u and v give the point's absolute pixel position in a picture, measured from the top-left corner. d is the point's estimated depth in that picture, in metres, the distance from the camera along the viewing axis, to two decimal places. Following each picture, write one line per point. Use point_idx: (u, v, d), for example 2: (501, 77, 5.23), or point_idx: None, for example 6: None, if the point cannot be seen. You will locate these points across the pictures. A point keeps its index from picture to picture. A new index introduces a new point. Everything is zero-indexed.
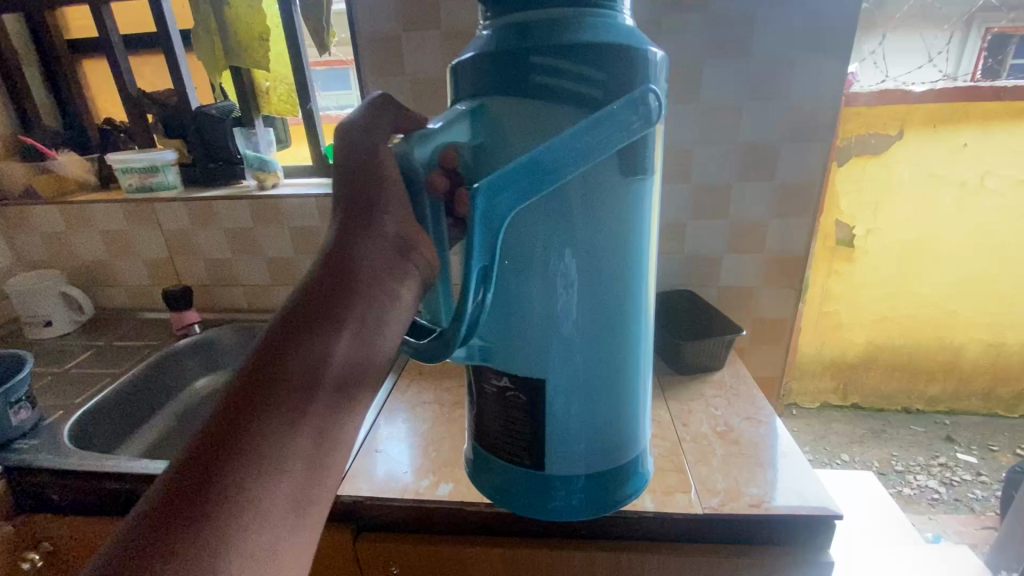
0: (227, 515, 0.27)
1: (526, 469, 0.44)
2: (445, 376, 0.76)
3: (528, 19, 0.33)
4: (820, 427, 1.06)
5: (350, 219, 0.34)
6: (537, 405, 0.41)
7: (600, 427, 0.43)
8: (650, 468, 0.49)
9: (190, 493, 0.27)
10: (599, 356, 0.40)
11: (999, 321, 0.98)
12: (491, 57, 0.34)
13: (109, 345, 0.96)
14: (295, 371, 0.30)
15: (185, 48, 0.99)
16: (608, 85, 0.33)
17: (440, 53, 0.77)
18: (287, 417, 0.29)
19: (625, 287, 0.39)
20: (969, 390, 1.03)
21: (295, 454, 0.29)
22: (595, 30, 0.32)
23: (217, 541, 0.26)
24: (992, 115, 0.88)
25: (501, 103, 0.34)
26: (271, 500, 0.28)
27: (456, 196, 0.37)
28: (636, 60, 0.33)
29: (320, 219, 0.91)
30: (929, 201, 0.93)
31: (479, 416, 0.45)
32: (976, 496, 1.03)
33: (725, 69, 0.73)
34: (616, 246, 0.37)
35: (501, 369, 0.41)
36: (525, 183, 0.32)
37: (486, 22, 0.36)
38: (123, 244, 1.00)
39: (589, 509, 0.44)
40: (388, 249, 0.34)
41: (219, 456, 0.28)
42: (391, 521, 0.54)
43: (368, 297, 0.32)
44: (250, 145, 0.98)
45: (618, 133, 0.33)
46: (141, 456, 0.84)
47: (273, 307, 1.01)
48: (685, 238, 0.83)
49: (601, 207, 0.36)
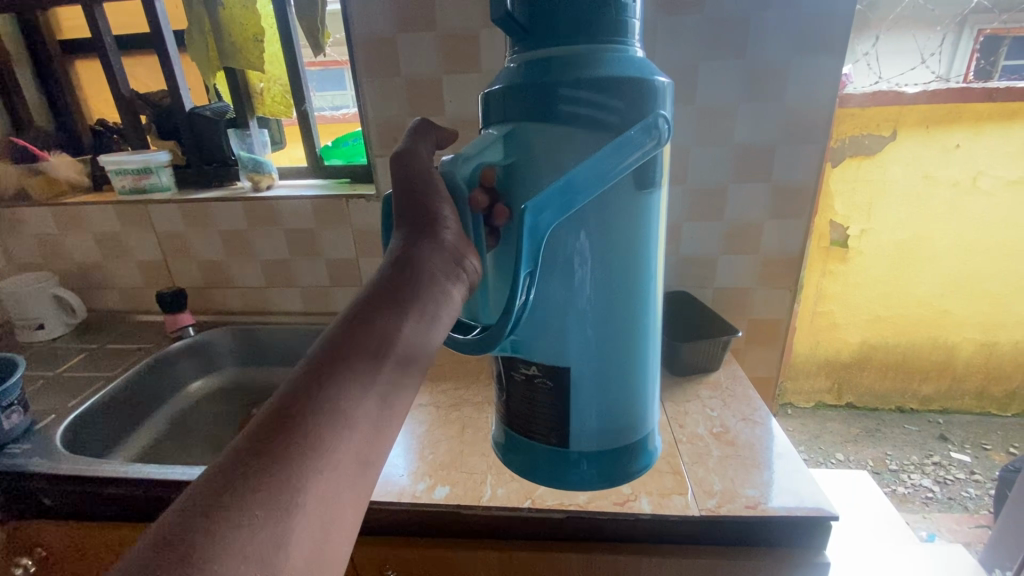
0: (298, 481, 0.22)
1: (550, 446, 0.45)
2: (441, 378, 0.76)
3: (550, 53, 0.35)
4: (815, 427, 1.05)
5: (415, 216, 0.33)
6: (564, 392, 0.43)
7: (615, 416, 0.45)
8: (660, 444, 0.51)
9: (258, 455, 0.22)
10: (616, 352, 0.43)
11: (990, 322, 1.02)
12: (517, 88, 0.36)
13: (102, 348, 0.95)
14: (371, 344, 0.27)
15: (179, 49, 0.99)
16: (625, 113, 0.35)
17: (435, 53, 0.77)
18: (365, 384, 0.26)
19: (638, 293, 0.41)
20: (962, 390, 1.06)
21: (353, 444, 0.24)
22: (610, 63, 0.34)
23: (283, 513, 0.22)
24: (984, 116, 0.90)
25: (530, 128, 0.36)
26: (341, 473, 0.24)
27: (496, 210, 0.39)
28: (649, 89, 0.35)
29: (315, 220, 0.91)
30: (923, 201, 0.95)
31: (507, 402, 0.47)
32: (970, 494, 1.01)
33: (721, 71, 0.73)
34: (632, 255, 0.39)
35: (528, 363, 0.43)
36: (559, 203, 0.34)
37: (511, 58, 0.38)
38: (116, 246, 0.99)
39: (607, 479, 0.46)
40: (449, 250, 0.32)
41: (290, 417, 0.23)
42: (387, 526, 0.53)
43: (435, 280, 0.30)
44: (244, 145, 0.96)
45: (635, 156, 0.35)
46: (134, 460, 0.83)
47: (268, 309, 1.00)
48: (681, 239, 0.84)
49: (620, 219, 0.38)
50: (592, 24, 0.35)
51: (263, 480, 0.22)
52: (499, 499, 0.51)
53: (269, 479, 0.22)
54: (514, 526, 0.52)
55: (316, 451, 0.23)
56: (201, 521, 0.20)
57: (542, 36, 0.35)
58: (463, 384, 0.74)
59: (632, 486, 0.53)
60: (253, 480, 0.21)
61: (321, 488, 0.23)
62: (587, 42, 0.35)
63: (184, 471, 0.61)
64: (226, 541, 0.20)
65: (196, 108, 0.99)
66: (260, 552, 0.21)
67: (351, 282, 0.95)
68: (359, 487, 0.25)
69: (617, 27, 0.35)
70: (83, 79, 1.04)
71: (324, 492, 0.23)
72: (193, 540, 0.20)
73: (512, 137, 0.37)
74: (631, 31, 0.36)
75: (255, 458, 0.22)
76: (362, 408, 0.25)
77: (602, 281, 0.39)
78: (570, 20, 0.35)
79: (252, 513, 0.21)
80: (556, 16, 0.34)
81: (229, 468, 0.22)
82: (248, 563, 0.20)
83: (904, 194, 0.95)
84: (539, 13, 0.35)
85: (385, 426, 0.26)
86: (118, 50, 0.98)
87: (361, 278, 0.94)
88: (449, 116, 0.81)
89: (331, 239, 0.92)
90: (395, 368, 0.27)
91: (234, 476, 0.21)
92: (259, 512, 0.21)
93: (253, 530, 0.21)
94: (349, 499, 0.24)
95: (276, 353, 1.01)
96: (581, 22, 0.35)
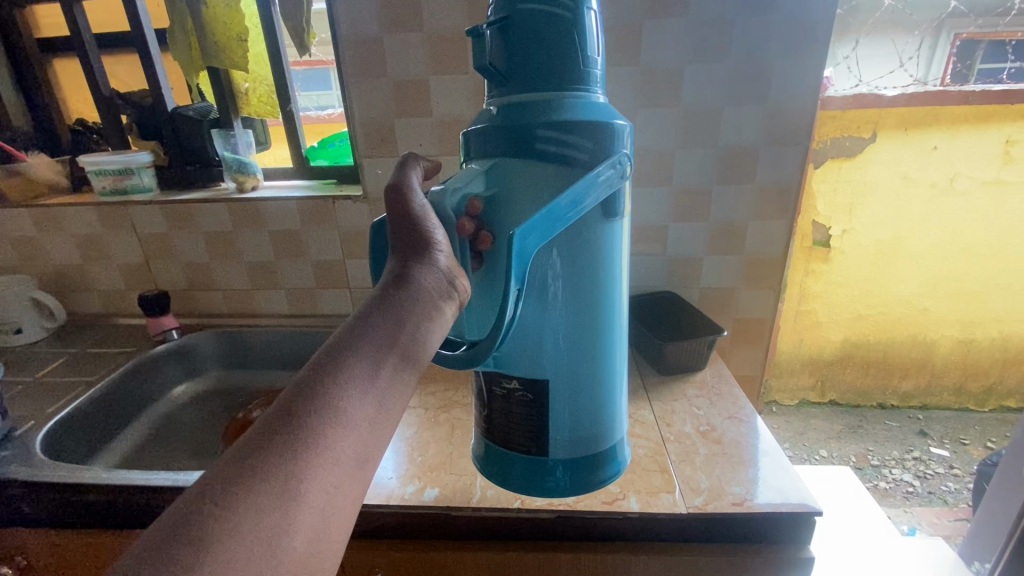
0: (301, 465, 0.26)
1: (532, 455, 0.49)
2: (430, 380, 0.76)
3: (526, 99, 0.41)
4: (800, 425, 1.07)
5: (408, 239, 0.36)
6: (542, 402, 0.47)
7: (587, 423, 0.49)
8: (626, 456, 0.53)
9: (269, 441, 0.26)
10: (589, 360, 0.47)
11: (968, 318, 1.04)
12: (497, 128, 0.41)
13: (83, 352, 0.93)
14: (368, 351, 0.30)
15: (160, 48, 0.97)
16: (594, 150, 0.40)
17: (421, 54, 0.77)
18: (363, 386, 0.29)
19: (606, 310, 0.46)
20: (942, 386, 1.08)
21: (352, 441, 0.28)
22: (576, 109, 0.40)
23: (289, 489, 0.25)
24: (959, 120, 0.93)
25: (511, 163, 0.41)
26: (338, 460, 0.27)
27: (480, 237, 0.41)
28: (612, 131, 0.41)
29: (302, 221, 0.90)
30: (902, 201, 0.97)
31: (489, 415, 0.50)
32: (949, 489, 1.06)
33: (707, 73, 0.74)
34: (598, 277, 0.44)
35: (510, 373, 0.47)
36: (542, 228, 0.38)
37: (491, 101, 0.43)
38: (97, 248, 0.97)
39: (579, 489, 0.49)
40: (442, 271, 0.35)
41: (297, 410, 0.27)
42: (375, 528, 0.53)
43: (424, 297, 0.33)
44: (228, 146, 0.95)
45: (601, 187, 0.41)
46: (116, 466, 0.81)
47: (254, 312, 0.99)
48: (668, 240, 0.84)
49: (588, 244, 0.43)
50: (561, 71, 0.40)
51: (272, 461, 0.25)
52: (489, 499, 0.51)
53: (276, 461, 0.25)
54: (503, 527, 0.52)
55: (317, 441, 0.26)
56: (221, 492, 0.24)
57: (519, 82, 0.41)
58: (452, 385, 0.74)
59: (619, 485, 0.53)
60: (264, 462, 0.25)
61: (321, 472, 0.26)
62: (557, 88, 0.40)
63: (170, 476, 0.60)
64: (243, 509, 0.24)
65: (178, 107, 0.97)
66: (268, 520, 0.24)
67: (338, 284, 0.94)
68: (353, 476, 0.28)
69: (583, 75, 0.41)
70: (62, 78, 1.02)
71: (325, 475, 0.26)
72: (216, 506, 0.23)
73: (494, 171, 0.41)
74: (595, 77, 0.42)
75: (266, 442, 0.26)
76: (360, 407, 0.29)
77: (574, 300, 0.44)
78: (541, 72, 0.40)
79: (262, 488, 0.25)
80: (530, 68, 0.40)
81: (244, 451, 0.26)
82: (260, 529, 0.24)
83: (883, 195, 0.97)
84: (516, 64, 0.41)
85: (381, 423, 0.29)
86: (98, 49, 0.97)
87: (348, 279, 0.94)
88: (437, 117, 0.81)
89: (318, 240, 0.91)
90: (391, 372, 0.30)
91: (249, 457, 0.25)
92: (265, 489, 0.25)
93: (265, 501, 0.24)
94: (345, 483, 0.27)
95: (263, 356, 1.00)
96: (551, 71, 0.40)
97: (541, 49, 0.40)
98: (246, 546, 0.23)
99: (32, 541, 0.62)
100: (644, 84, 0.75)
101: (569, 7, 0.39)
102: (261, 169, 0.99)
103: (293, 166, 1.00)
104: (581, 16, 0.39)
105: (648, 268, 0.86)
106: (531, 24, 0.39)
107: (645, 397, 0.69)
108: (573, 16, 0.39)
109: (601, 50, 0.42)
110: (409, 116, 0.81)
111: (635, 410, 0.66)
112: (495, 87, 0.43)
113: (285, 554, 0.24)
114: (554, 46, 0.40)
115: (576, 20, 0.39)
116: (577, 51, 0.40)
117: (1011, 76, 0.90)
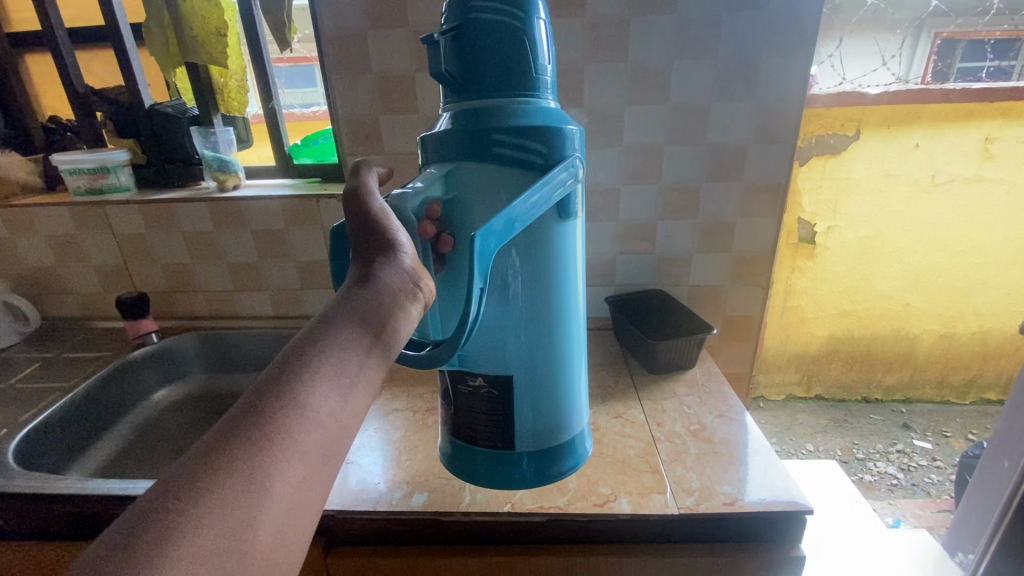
0: (267, 459, 0.25)
1: (498, 450, 0.50)
2: (417, 381, 0.75)
3: (481, 105, 0.41)
4: (787, 419, 1.06)
5: (371, 240, 0.35)
6: (508, 397, 0.48)
7: (549, 416, 0.50)
8: (586, 449, 0.55)
9: (236, 436, 0.25)
10: (548, 354, 0.48)
11: (949, 313, 1.06)
12: (454, 133, 0.41)
13: (57, 357, 0.91)
14: (334, 349, 0.30)
15: (137, 43, 0.95)
16: (548, 154, 0.41)
17: (405, 49, 0.76)
18: (328, 383, 0.28)
19: (563, 307, 0.47)
20: (924, 379, 1.09)
21: (317, 437, 0.27)
22: (528, 115, 0.41)
23: (254, 484, 0.25)
24: (939, 118, 0.95)
25: (469, 166, 0.42)
26: (305, 454, 0.27)
27: (441, 239, 0.42)
28: (563, 136, 0.42)
29: (285, 220, 0.88)
30: (885, 199, 0.99)
31: (455, 413, 0.51)
32: (932, 481, 1.04)
33: (693, 69, 0.74)
34: (554, 275, 0.46)
35: (476, 371, 0.48)
36: (502, 229, 0.38)
37: (447, 107, 0.44)
38: (71, 249, 0.94)
39: (544, 480, 0.51)
40: (408, 273, 0.35)
41: (262, 406, 0.26)
42: (363, 533, 0.52)
43: (391, 296, 0.33)
44: (208, 144, 0.93)
45: (557, 190, 0.41)
46: (93, 476, 0.79)
47: (235, 313, 0.97)
48: (655, 238, 0.84)
49: (545, 244, 0.44)
50: (513, 79, 0.41)
51: (238, 456, 0.25)
52: (479, 503, 0.51)
53: (242, 457, 0.25)
54: (491, 530, 0.51)
55: (283, 435, 0.26)
56: (183, 489, 0.23)
57: (474, 89, 0.42)
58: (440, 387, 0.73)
59: (610, 485, 0.52)
60: (230, 457, 0.25)
61: (288, 464, 0.26)
62: (510, 95, 0.41)
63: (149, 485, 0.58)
64: (209, 503, 0.23)
65: (156, 104, 0.95)
66: (234, 513, 0.24)
67: (322, 283, 0.92)
68: (318, 471, 0.27)
69: (534, 82, 0.42)
70: (35, 74, 0.99)
71: (290, 468, 0.26)
72: (181, 500, 0.23)
73: (452, 175, 0.42)
74: (546, 84, 0.43)
75: (231, 436, 0.25)
76: (327, 402, 0.28)
77: (534, 298, 0.45)
78: (495, 79, 0.41)
79: (229, 482, 0.24)
80: (484, 75, 0.41)
81: (207, 447, 0.25)
82: (226, 523, 0.23)
83: (867, 192, 0.98)
84: (470, 72, 0.41)
85: (347, 416, 0.29)
86: (72, 45, 0.94)
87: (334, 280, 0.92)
88: (422, 114, 0.79)
89: (300, 239, 0.90)
90: (358, 368, 0.30)
91: (214, 454, 0.24)
92: (230, 485, 0.24)
93: (230, 495, 0.24)
94: (312, 476, 0.27)
95: (246, 357, 0.97)
96: (504, 80, 0.41)
97: (495, 59, 0.40)
98: (212, 538, 0.23)
99: (5, 554, 0.60)
100: (631, 80, 0.75)
101: (519, 16, 0.40)
102: (242, 168, 0.97)
103: (276, 165, 0.98)
104: (531, 24, 0.40)
105: (635, 266, 0.86)
106: (485, 32, 0.40)
107: (635, 397, 0.68)
108: (525, 25, 0.40)
109: (552, 59, 0.43)
110: (393, 113, 0.80)
111: (626, 409, 0.66)
112: (451, 95, 0.44)
113: (251, 546, 0.24)
114: (507, 56, 0.40)
115: (527, 29, 0.40)
116: (528, 58, 0.41)
117: (990, 74, 0.94)
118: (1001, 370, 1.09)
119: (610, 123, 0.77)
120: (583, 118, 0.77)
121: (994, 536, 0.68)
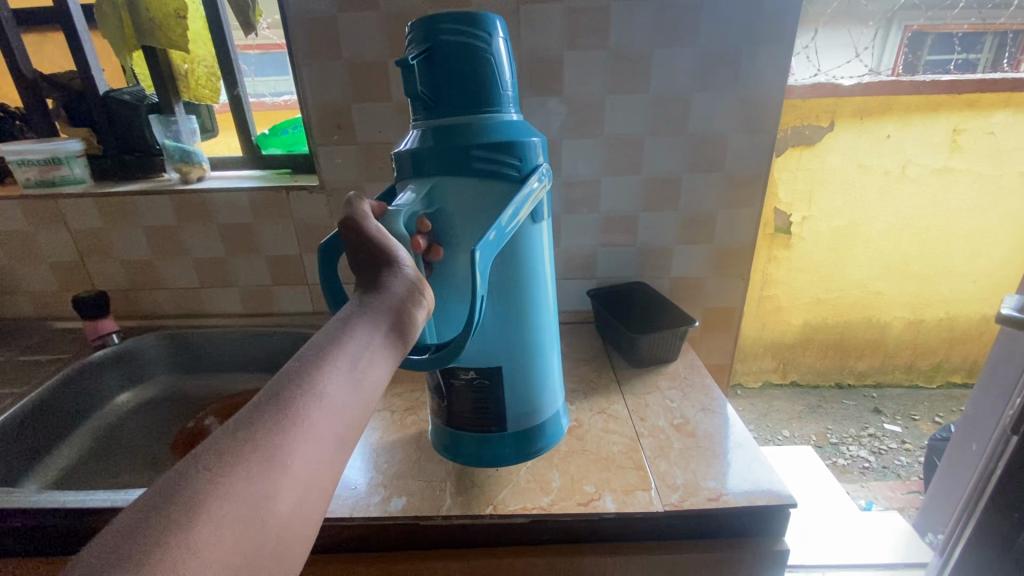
0: (289, 438, 0.24)
1: (489, 433, 0.52)
2: (395, 380, 0.73)
3: (455, 123, 0.40)
4: (763, 406, 1.09)
5: (371, 255, 0.33)
6: (496, 386, 0.49)
7: (527, 405, 0.52)
8: (563, 424, 0.58)
9: (258, 417, 0.24)
10: (524, 350, 0.49)
11: (919, 301, 1.09)
12: (431, 152, 0.40)
13: (10, 360, 0.86)
14: (344, 359, 0.28)
15: (89, 25, 0.89)
16: (523, 166, 0.40)
17: (376, 33, 0.73)
18: (345, 376, 0.27)
19: (535, 305, 0.48)
20: (894, 364, 1.13)
21: (336, 420, 0.26)
22: (500, 130, 0.40)
23: (276, 461, 0.23)
24: (911, 109, 0.96)
25: (450, 183, 0.40)
26: (324, 438, 0.25)
27: (432, 249, 0.41)
28: (534, 147, 0.41)
29: (253, 213, 0.84)
30: (860, 190, 1.00)
31: (447, 404, 0.51)
32: (901, 463, 1.06)
33: (675, 57, 0.72)
34: (527, 276, 0.46)
35: (467, 364, 0.49)
36: (495, 242, 0.37)
37: (419, 125, 0.42)
38: (22, 246, 0.89)
39: (524, 457, 0.54)
40: (412, 282, 0.33)
41: (280, 392, 0.25)
42: (343, 540, 0.50)
43: (397, 307, 0.31)
44: (169, 133, 0.88)
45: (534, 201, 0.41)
46: (47, 486, 0.74)
47: (203, 311, 0.93)
48: (637, 230, 0.83)
49: (519, 249, 0.45)
50: (481, 96, 0.40)
51: (261, 433, 0.24)
52: (460, 506, 0.49)
53: (264, 434, 0.24)
54: (476, 533, 0.49)
55: (301, 417, 0.25)
56: (204, 464, 0.22)
57: (447, 108, 0.40)
58: (419, 385, 0.72)
59: (594, 484, 0.51)
60: (253, 435, 0.23)
61: (305, 450, 0.24)
62: (480, 112, 0.40)
63: (107, 496, 0.55)
64: (233, 476, 0.22)
65: (111, 91, 0.90)
66: (256, 485, 0.22)
67: (295, 281, 0.89)
68: (336, 453, 0.26)
69: (500, 99, 0.41)
70: None
71: (311, 449, 0.25)
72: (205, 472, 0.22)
73: (434, 190, 0.40)
74: (509, 99, 0.42)
75: (254, 416, 0.24)
76: (341, 399, 0.27)
77: (509, 300, 0.46)
78: (466, 96, 0.39)
79: (251, 458, 0.23)
80: (455, 94, 0.39)
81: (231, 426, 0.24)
82: (248, 495, 0.22)
83: (842, 183, 0.99)
84: (441, 91, 0.40)
85: (363, 403, 0.28)
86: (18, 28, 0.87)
87: (307, 276, 0.89)
88: (396, 102, 0.76)
89: (271, 233, 0.86)
90: (369, 375, 0.28)
91: (238, 433, 0.23)
92: (253, 459, 0.23)
93: (254, 468, 0.23)
94: (330, 460, 0.26)
95: (215, 356, 0.93)
96: (473, 97, 0.40)
97: (465, 78, 0.39)
98: (235, 509, 0.22)
99: None
100: (612, 68, 0.73)
101: (480, 36, 0.39)
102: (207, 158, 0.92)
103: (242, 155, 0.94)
104: (494, 44, 0.39)
105: (617, 259, 0.85)
106: (453, 53, 0.38)
107: (617, 391, 0.68)
108: (488, 45, 0.39)
109: (512, 76, 0.42)
110: (367, 101, 0.76)
111: (609, 405, 0.65)
112: (422, 113, 0.42)
113: (271, 521, 0.23)
114: (474, 74, 0.39)
115: (490, 50, 0.39)
116: (495, 76, 0.40)
117: (958, 67, 0.96)
118: (966, 355, 1.14)
119: (591, 113, 0.76)
120: (562, 108, 0.76)
121: (965, 524, 0.69)
